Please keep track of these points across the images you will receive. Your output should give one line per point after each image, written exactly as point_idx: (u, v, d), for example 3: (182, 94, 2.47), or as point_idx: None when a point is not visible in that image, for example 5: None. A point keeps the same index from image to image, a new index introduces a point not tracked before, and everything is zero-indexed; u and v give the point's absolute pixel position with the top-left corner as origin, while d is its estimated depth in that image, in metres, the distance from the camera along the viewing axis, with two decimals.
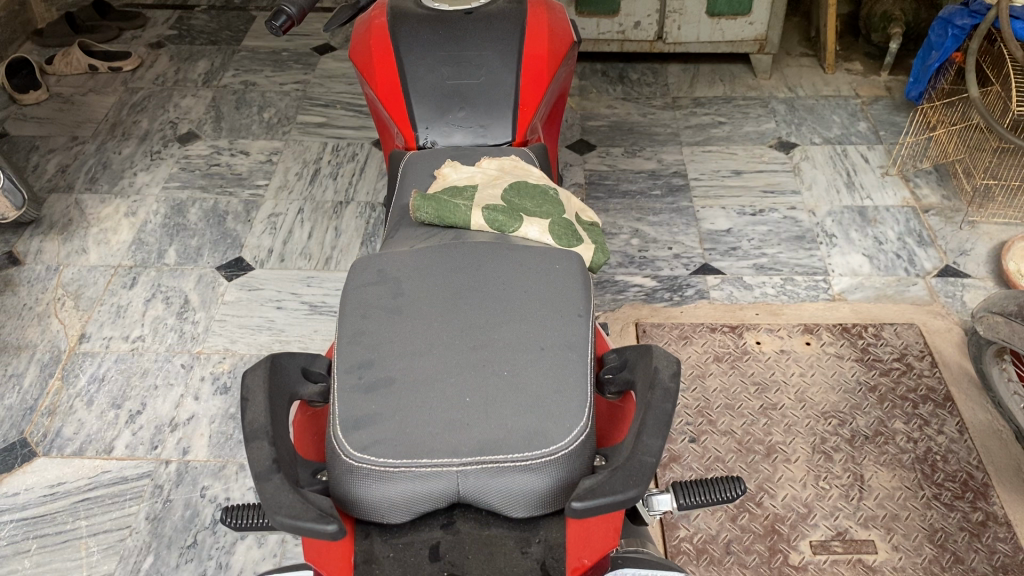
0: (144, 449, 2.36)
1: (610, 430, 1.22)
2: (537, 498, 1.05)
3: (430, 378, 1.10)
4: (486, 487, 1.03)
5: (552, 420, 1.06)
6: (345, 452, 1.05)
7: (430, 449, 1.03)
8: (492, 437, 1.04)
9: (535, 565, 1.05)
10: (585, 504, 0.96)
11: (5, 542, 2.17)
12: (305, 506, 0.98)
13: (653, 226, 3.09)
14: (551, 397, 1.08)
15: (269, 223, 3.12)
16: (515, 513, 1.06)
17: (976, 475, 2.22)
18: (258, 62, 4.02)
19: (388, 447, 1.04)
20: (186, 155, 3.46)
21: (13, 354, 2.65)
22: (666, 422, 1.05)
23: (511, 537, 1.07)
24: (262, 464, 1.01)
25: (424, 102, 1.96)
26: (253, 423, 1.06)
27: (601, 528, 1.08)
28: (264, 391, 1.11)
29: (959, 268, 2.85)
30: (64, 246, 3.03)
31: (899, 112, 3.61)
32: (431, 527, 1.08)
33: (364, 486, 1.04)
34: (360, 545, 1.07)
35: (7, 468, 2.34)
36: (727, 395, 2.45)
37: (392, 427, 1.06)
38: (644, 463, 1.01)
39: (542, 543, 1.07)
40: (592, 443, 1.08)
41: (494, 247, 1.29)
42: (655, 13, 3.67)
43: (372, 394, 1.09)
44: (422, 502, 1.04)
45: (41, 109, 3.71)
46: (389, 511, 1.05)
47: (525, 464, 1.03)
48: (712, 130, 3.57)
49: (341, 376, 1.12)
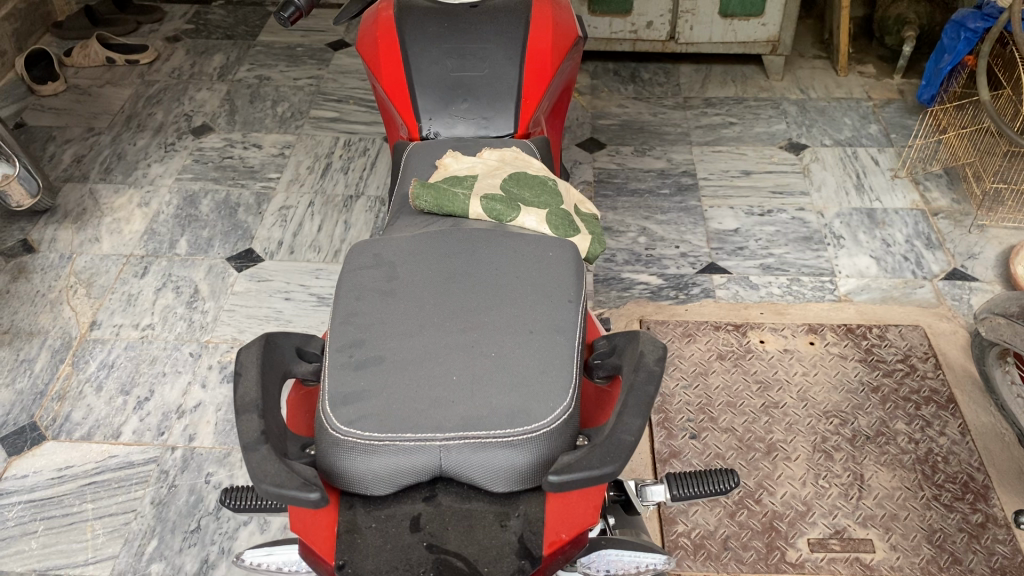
0: (151, 435, 2.40)
1: (594, 413, 1.24)
2: (518, 473, 1.06)
3: (419, 357, 1.12)
4: (468, 462, 1.05)
5: (536, 399, 1.08)
6: (332, 425, 1.07)
7: (415, 424, 1.05)
8: (476, 413, 1.06)
9: (513, 538, 1.06)
10: (562, 478, 0.98)
11: (13, 522, 2.21)
12: (289, 474, 1.00)
13: (661, 225, 3.10)
14: (537, 377, 1.10)
15: (280, 215, 3.15)
16: (496, 488, 1.08)
17: (977, 477, 2.22)
18: (273, 57, 4.05)
19: (374, 422, 1.06)
20: (200, 147, 3.50)
21: (25, 339, 2.69)
22: (647, 403, 1.06)
23: (491, 511, 1.08)
24: (250, 435, 1.04)
25: (428, 93, 1.98)
26: (243, 396, 1.08)
27: (581, 504, 1.11)
28: (256, 366, 1.14)
29: (967, 271, 2.85)
30: (78, 234, 3.08)
31: (911, 115, 3.60)
32: (413, 499, 1.09)
33: (349, 458, 1.06)
34: (344, 516, 1.09)
35: (16, 451, 2.37)
36: (728, 393, 2.46)
37: (379, 403, 1.08)
38: (622, 441, 1.02)
39: (521, 517, 1.08)
40: (575, 422, 1.10)
41: (489, 235, 1.31)
42: (667, 12, 3.68)
43: (362, 371, 1.12)
44: (405, 475, 1.06)
45: (59, 100, 3.75)
46: (373, 483, 1.07)
47: (507, 440, 1.05)
48: (723, 130, 3.57)
49: (332, 355, 1.14)
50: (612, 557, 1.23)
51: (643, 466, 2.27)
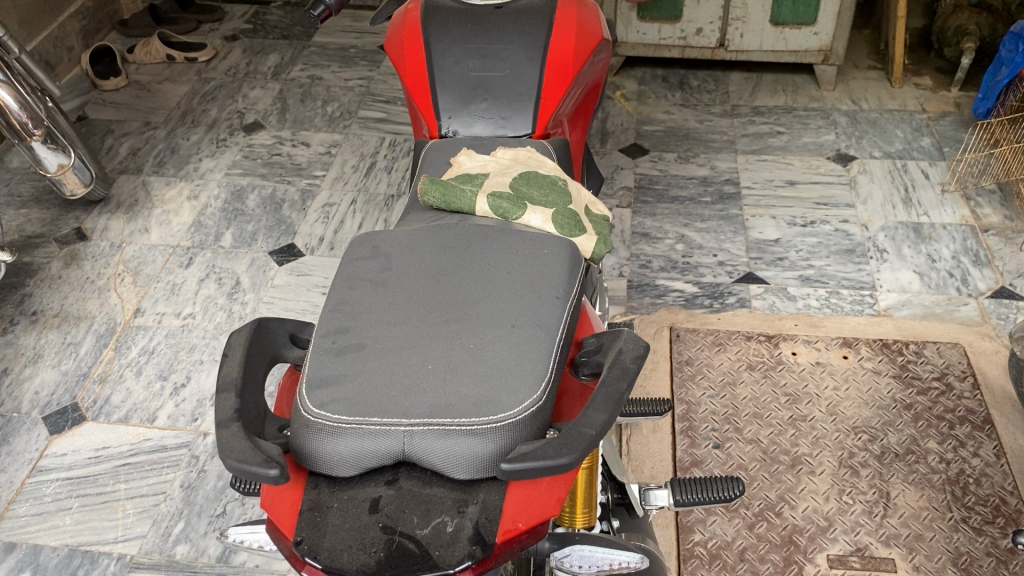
0: (184, 421, 2.46)
1: (574, 407, 1.24)
2: (481, 462, 1.06)
3: (399, 345, 1.15)
4: (432, 449, 1.06)
5: (506, 391, 1.09)
6: (304, 407, 1.11)
7: (384, 409, 1.08)
8: (445, 402, 1.08)
9: (469, 525, 1.04)
10: (514, 466, 0.99)
11: (51, 498, 2.29)
12: (253, 451, 1.02)
13: (699, 233, 3.08)
14: (511, 370, 1.12)
15: (322, 212, 3.21)
16: (457, 475, 1.07)
17: (1010, 500, 2.15)
18: (326, 58, 4.13)
19: (345, 406, 1.09)
20: (250, 144, 3.59)
21: (72, 323, 2.79)
22: (616, 399, 1.07)
23: (451, 497, 1.07)
24: (224, 413, 1.07)
25: (449, 92, 2.00)
26: (224, 375, 1.13)
27: (541, 496, 1.08)
28: (242, 348, 1.18)
29: (1014, 289, 2.76)
30: (129, 224, 3.18)
31: (965, 128, 3.51)
32: (376, 482, 1.09)
33: (317, 439, 1.08)
34: (308, 495, 1.09)
35: (57, 430, 2.46)
36: (756, 404, 2.42)
37: (352, 389, 1.11)
38: (583, 434, 1.02)
39: (479, 505, 1.06)
40: (544, 416, 1.10)
41: (488, 231, 1.34)
42: (717, 19, 3.65)
43: (342, 357, 1.15)
44: (369, 459, 1.07)
45: (120, 95, 3.89)
46: (338, 464, 1.08)
47: (472, 428, 1.06)
48: (770, 139, 3.53)
49: (317, 340, 1.18)
50: (586, 553, 1.24)
51: (664, 474, 2.25)
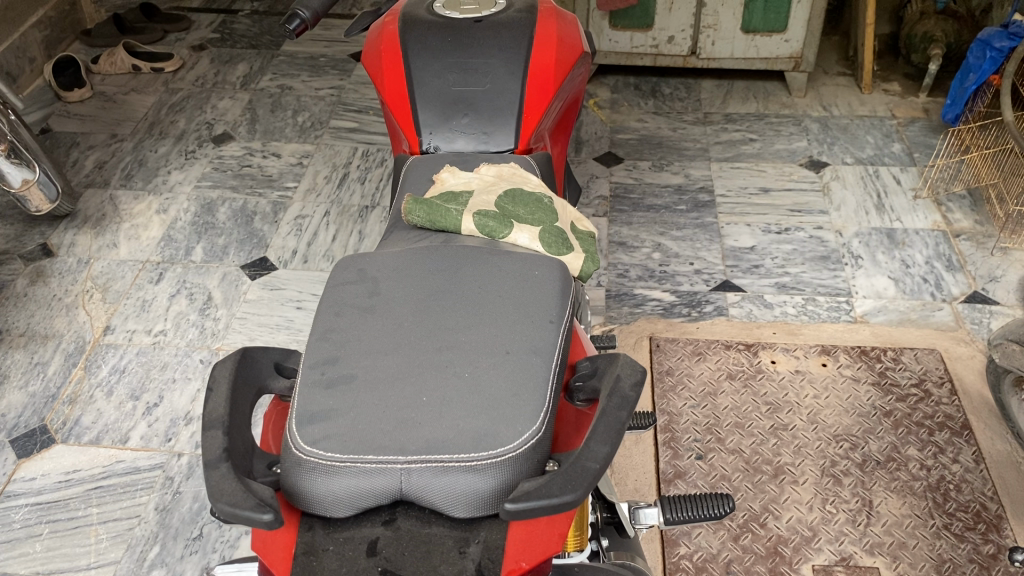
0: (157, 441, 2.40)
1: (571, 435, 1.22)
2: (481, 499, 1.04)
3: (391, 376, 1.12)
4: (430, 487, 1.03)
5: (504, 423, 1.07)
6: (296, 445, 1.07)
7: (379, 446, 1.05)
8: (442, 436, 1.05)
9: (471, 565, 1.02)
10: (519, 505, 0.96)
11: (19, 524, 2.22)
12: (244, 494, 0.99)
13: (675, 241, 3.07)
14: (507, 400, 1.09)
15: (295, 225, 3.16)
16: (457, 513, 1.05)
17: (991, 506, 2.16)
18: (295, 67, 4.08)
19: (338, 442, 1.06)
20: (219, 155, 3.53)
21: (39, 342, 2.72)
22: (617, 429, 1.05)
23: (450, 537, 1.04)
24: (212, 453, 1.04)
25: (429, 107, 1.98)
26: (210, 412, 1.09)
27: (545, 532, 1.06)
28: (228, 381, 1.14)
29: (987, 294, 2.78)
30: (96, 239, 3.11)
31: (934, 134, 3.53)
32: (373, 522, 1.06)
33: (310, 479, 1.05)
34: (302, 537, 1.06)
35: (25, 453, 2.39)
36: (737, 413, 2.42)
37: (344, 424, 1.08)
38: (586, 469, 1.01)
39: (481, 544, 1.04)
40: (544, 448, 1.08)
41: (476, 253, 1.32)
42: (689, 27, 3.65)
43: (332, 390, 1.12)
44: (365, 498, 1.04)
45: (84, 107, 3.80)
46: (333, 504, 1.05)
47: (471, 464, 1.03)
48: (742, 147, 3.54)
49: (304, 372, 1.15)
50: None
51: (648, 487, 2.24)
